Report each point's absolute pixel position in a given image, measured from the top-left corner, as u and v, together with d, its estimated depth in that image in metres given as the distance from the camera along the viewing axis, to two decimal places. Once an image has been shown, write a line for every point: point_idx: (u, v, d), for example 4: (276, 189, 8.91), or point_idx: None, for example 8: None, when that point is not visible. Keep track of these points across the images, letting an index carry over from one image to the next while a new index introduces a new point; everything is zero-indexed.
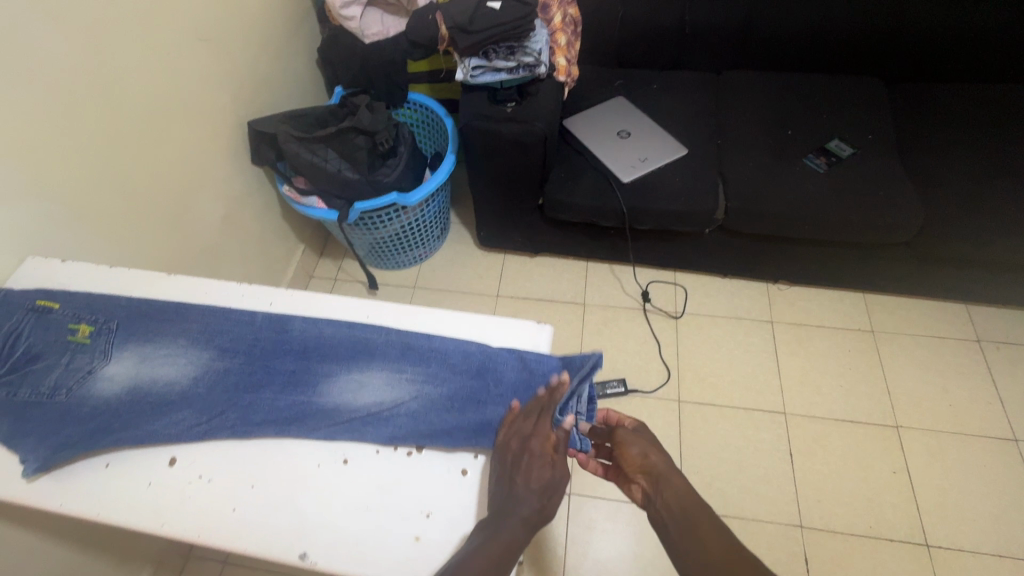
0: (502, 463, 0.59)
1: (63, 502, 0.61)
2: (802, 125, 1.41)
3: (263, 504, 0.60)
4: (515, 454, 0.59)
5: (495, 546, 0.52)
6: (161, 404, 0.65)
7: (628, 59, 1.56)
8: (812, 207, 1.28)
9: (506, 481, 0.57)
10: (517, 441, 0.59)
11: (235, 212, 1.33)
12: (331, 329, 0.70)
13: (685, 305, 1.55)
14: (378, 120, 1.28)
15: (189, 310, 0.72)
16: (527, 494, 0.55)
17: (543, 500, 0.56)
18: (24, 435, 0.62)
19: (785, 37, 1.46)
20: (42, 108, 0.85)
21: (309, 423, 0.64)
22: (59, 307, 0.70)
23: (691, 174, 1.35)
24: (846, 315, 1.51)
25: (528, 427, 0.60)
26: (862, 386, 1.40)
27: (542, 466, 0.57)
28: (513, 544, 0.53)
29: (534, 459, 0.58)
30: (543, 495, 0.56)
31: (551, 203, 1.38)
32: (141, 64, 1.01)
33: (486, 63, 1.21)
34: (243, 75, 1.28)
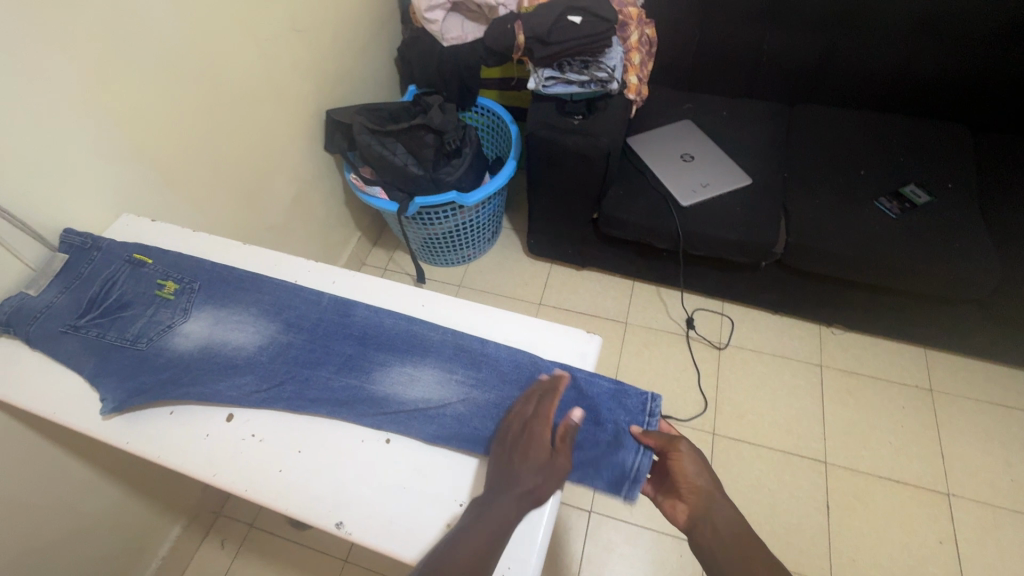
0: (511, 439, 0.61)
1: (129, 440, 0.66)
2: (878, 166, 1.35)
3: (307, 471, 0.62)
4: (523, 434, 0.61)
5: (489, 524, 0.55)
6: (225, 366, 0.69)
7: (699, 83, 1.55)
8: (879, 252, 1.22)
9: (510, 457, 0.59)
10: (528, 421, 0.61)
11: (305, 194, 1.40)
12: (392, 320, 0.72)
13: (730, 336, 1.51)
14: (448, 121, 1.32)
15: (263, 282, 0.76)
16: (527, 472, 0.58)
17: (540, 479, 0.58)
18: (105, 374, 0.68)
19: (867, 74, 1.42)
20: (153, 81, 0.93)
21: (359, 408, 0.65)
22: (152, 263, 0.78)
23: (753, 204, 1.32)
24: (903, 369, 1.43)
25: (540, 409, 0.62)
26: (912, 446, 1.32)
27: (542, 446, 0.59)
28: (507, 522, 0.55)
29: (537, 440, 0.60)
30: (541, 474, 0.58)
31: (606, 219, 1.38)
32: (241, 48, 1.09)
33: (559, 75, 1.24)
34: (327, 66, 1.35)
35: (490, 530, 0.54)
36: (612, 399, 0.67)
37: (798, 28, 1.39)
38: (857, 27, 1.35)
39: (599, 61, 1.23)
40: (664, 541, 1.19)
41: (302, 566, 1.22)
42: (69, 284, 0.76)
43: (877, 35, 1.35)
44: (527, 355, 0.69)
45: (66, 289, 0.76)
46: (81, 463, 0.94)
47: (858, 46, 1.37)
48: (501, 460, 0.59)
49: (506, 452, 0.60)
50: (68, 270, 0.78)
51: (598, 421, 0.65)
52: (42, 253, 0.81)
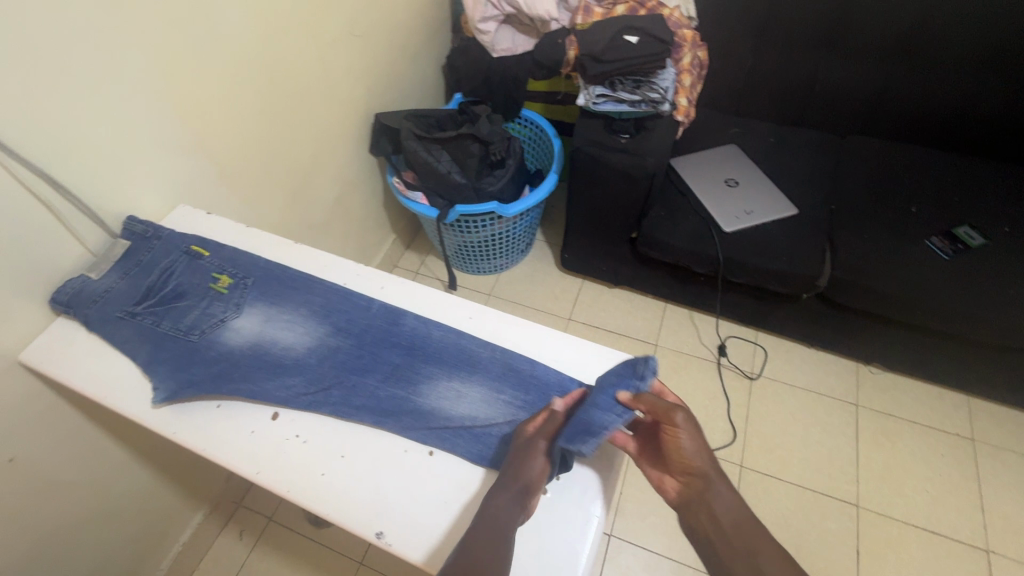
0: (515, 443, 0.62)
1: (175, 430, 0.67)
2: (930, 204, 1.31)
3: (348, 477, 0.63)
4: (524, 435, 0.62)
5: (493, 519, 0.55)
6: (276, 365, 0.71)
7: (747, 108, 1.54)
8: (929, 294, 1.19)
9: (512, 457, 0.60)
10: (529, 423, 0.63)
11: (348, 194, 1.42)
12: (440, 332, 0.73)
13: (763, 367, 1.48)
14: (495, 132, 1.33)
15: (315, 284, 0.78)
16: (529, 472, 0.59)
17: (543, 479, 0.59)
18: (159, 363, 0.70)
19: (924, 110, 1.38)
20: (220, 77, 0.96)
21: (404, 420, 0.66)
22: (208, 256, 0.81)
23: (797, 235, 1.30)
24: (943, 415, 1.38)
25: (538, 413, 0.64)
26: (950, 496, 1.27)
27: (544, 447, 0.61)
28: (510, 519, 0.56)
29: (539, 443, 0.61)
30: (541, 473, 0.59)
31: (645, 239, 1.36)
32: (301, 50, 1.12)
33: (610, 93, 1.22)
34: (380, 71, 1.38)
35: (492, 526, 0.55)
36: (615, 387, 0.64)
37: (855, 59, 1.37)
38: (917, 62, 1.32)
39: (652, 82, 1.22)
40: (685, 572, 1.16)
41: (318, 565, 1.22)
42: (128, 271, 0.80)
43: (937, 70, 1.32)
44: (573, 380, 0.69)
45: (125, 275, 0.79)
46: (119, 444, 0.96)
47: (916, 80, 1.34)
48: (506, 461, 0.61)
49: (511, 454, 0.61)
50: (128, 256, 0.81)
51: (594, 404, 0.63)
52: (101, 239, 0.84)
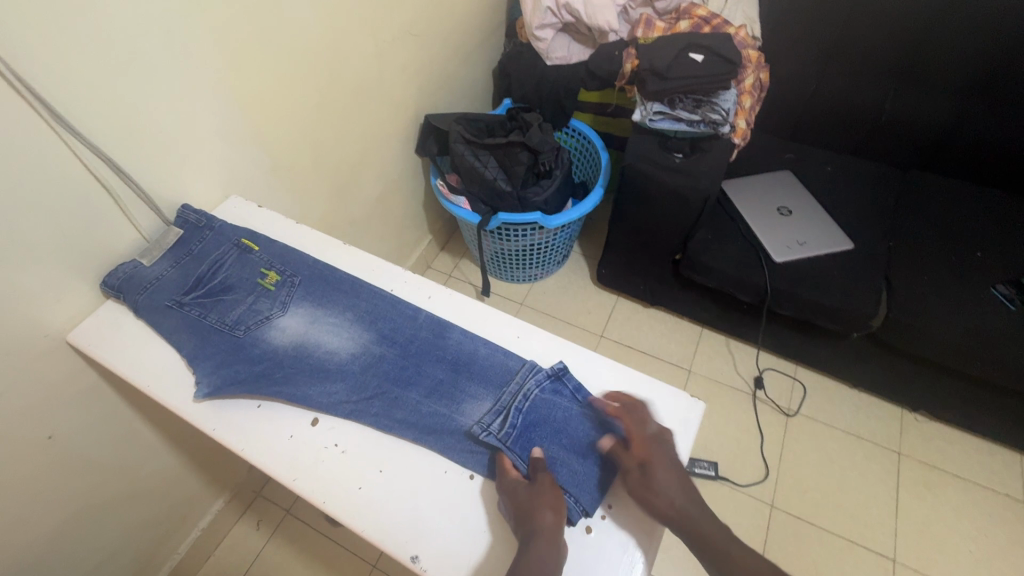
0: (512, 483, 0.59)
1: (215, 427, 0.66)
2: (999, 250, 1.24)
3: (386, 493, 0.61)
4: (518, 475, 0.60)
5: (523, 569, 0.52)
6: (318, 369, 0.69)
7: (804, 134, 1.48)
8: (992, 345, 1.12)
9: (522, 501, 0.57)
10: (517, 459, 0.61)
11: (390, 193, 1.41)
12: (487, 350, 0.70)
13: (800, 404, 1.42)
14: (546, 142, 1.29)
15: (362, 288, 0.77)
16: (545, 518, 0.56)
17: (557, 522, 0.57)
18: (204, 357, 0.70)
19: (997, 151, 1.30)
20: (280, 70, 0.96)
21: (447, 441, 0.64)
22: (258, 250, 0.81)
23: (852, 271, 1.24)
24: (992, 473, 1.31)
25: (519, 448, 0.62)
26: (995, 561, 1.20)
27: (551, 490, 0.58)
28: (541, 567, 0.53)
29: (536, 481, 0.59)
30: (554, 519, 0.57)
31: (690, 262, 1.32)
32: (360, 47, 1.11)
33: (669, 111, 1.21)
34: (433, 71, 1.36)
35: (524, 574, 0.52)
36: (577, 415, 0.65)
37: (926, 92, 1.31)
38: (996, 98, 1.25)
39: (714, 102, 1.19)
40: None
41: (332, 565, 1.21)
42: (179, 260, 0.80)
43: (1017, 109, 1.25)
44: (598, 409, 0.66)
45: (175, 264, 0.79)
46: (152, 426, 0.96)
47: (991, 118, 1.27)
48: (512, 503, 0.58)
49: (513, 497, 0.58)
50: (181, 245, 0.81)
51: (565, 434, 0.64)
52: (155, 225, 0.84)
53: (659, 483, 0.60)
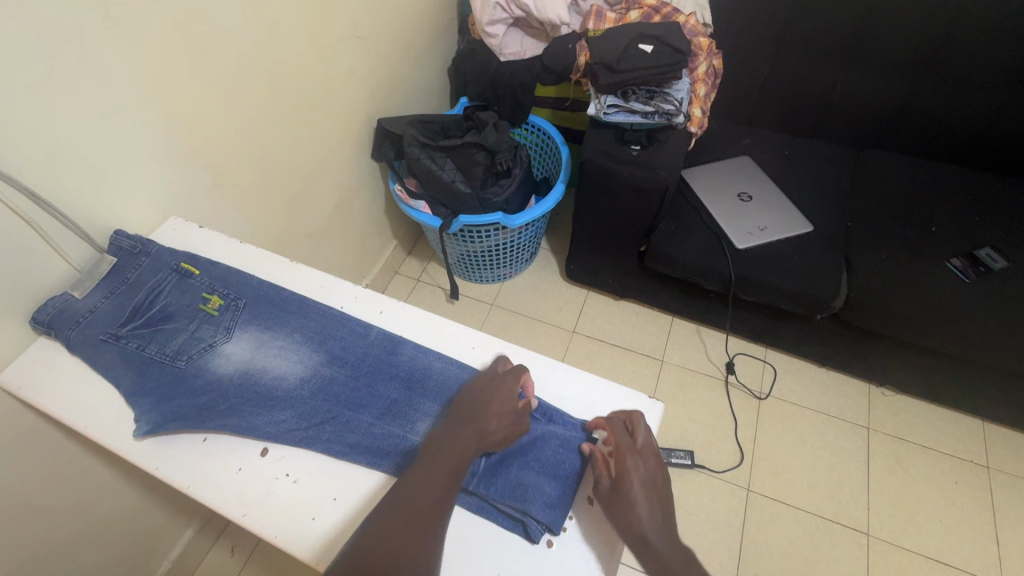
0: (470, 394, 0.66)
1: (159, 466, 0.64)
2: (952, 225, 1.26)
3: (341, 522, 0.60)
4: (482, 387, 0.66)
5: (446, 457, 0.60)
6: (267, 397, 0.68)
7: (761, 118, 1.49)
8: (949, 318, 1.14)
9: (466, 409, 0.64)
10: (487, 376, 0.68)
11: (348, 201, 1.37)
12: (441, 364, 0.71)
13: (771, 386, 1.44)
14: (501, 141, 1.27)
15: (310, 308, 0.76)
16: (488, 417, 0.63)
17: (501, 420, 0.63)
18: (144, 393, 0.68)
19: (945, 127, 1.33)
20: (215, 83, 0.91)
21: (403, 463, 0.63)
22: (199, 274, 0.78)
23: (813, 254, 1.25)
24: (957, 441, 1.34)
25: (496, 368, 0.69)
26: (964, 527, 1.23)
27: (506, 399, 0.65)
28: (466, 452, 0.61)
29: (495, 390, 0.66)
30: (501, 420, 0.63)
31: (655, 254, 1.32)
32: (301, 53, 1.07)
33: (622, 103, 1.19)
34: (383, 73, 1.33)
35: (445, 462, 0.60)
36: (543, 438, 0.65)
37: (876, 71, 1.32)
38: (944, 75, 1.27)
39: (666, 93, 1.19)
40: None
41: None
42: (114, 289, 0.76)
43: (961, 85, 1.27)
44: (562, 425, 0.66)
45: (110, 294, 0.75)
46: (103, 464, 0.92)
47: (939, 95, 1.29)
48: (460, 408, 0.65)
49: (465, 403, 0.65)
50: (116, 273, 0.77)
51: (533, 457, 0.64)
52: (87, 253, 0.79)
53: (632, 496, 0.60)
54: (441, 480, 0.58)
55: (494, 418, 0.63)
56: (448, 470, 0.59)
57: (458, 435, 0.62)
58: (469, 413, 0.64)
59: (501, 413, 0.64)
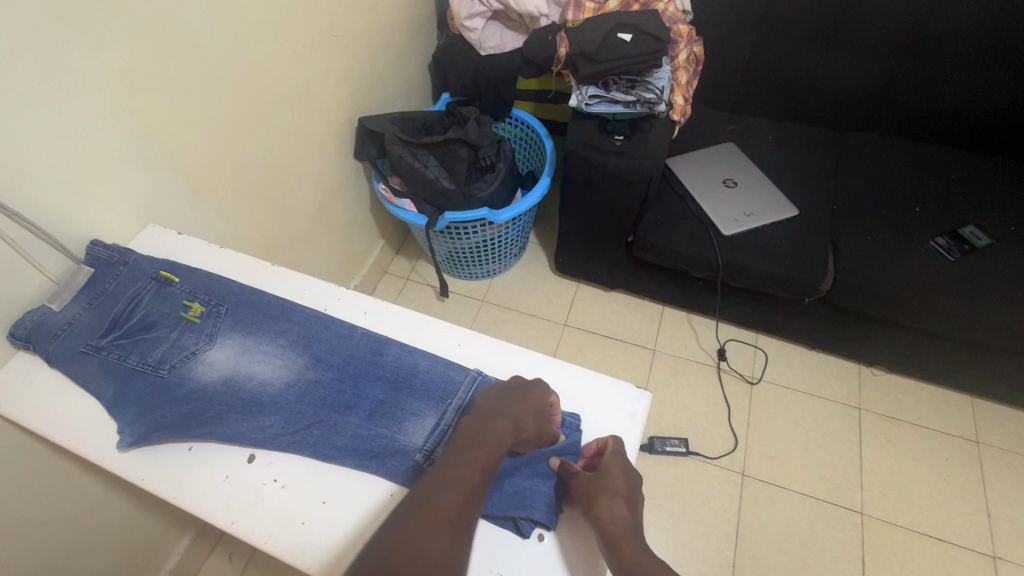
0: (507, 393, 0.64)
1: (144, 477, 0.64)
2: (935, 204, 1.27)
3: (331, 524, 0.60)
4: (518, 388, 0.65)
5: (478, 453, 0.59)
6: (252, 403, 0.68)
7: (744, 104, 1.49)
8: (935, 297, 1.15)
9: (501, 407, 0.63)
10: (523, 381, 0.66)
11: (332, 202, 1.36)
12: (427, 362, 0.70)
13: (763, 370, 1.44)
14: (484, 136, 1.26)
15: (293, 311, 0.76)
16: (524, 414, 0.62)
17: (534, 423, 0.62)
18: (127, 404, 0.67)
19: (925, 106, 1.33)
20: (189, 87, 0.90)
21: (390, 464, 0.63)
22: (179, 281, 0.77)
23: (799, 238, 1.25)
24: (947, 418, 1.36)
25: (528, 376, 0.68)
26: (955, 502, 1.25)
27: (540, 403, 0.64)
28: (498, 448, 0.60)
29: (533, 393, 0.64)
30: (532, 422, 0.62)
31: (642, 244, 1.32)
32: (276, 53, 1.05)
33: (604, 94, 1.18)
34: (361, 71, 1.31)
35: (478, 459, 0.58)
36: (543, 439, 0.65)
37: (856, 53, 1.32)
38: (923, 54, 1.27)
39: (647, 82, 1.18)
40: None
41: None
42: (92, 300, 0.75)
43: (941, 64, 1.27)
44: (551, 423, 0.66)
45: (88, 306, 0.74)
46: (92, 477, 0.91)
47: (919, 74, 1.29)
48: (496, 404, 0.63)
49: (500, 401, 0.63)
50: (93, 284, 0.76)
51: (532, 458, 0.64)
52: (63, 265, 0.78)
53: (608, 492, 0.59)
54: (473, 479, 0.57)
55: (528, 419, 0.62)
56: (480, 468, 0.58)
57: (492, 430, 0.60)
58: (501, 407, 0.63)
59: (534, 414, 0.63)
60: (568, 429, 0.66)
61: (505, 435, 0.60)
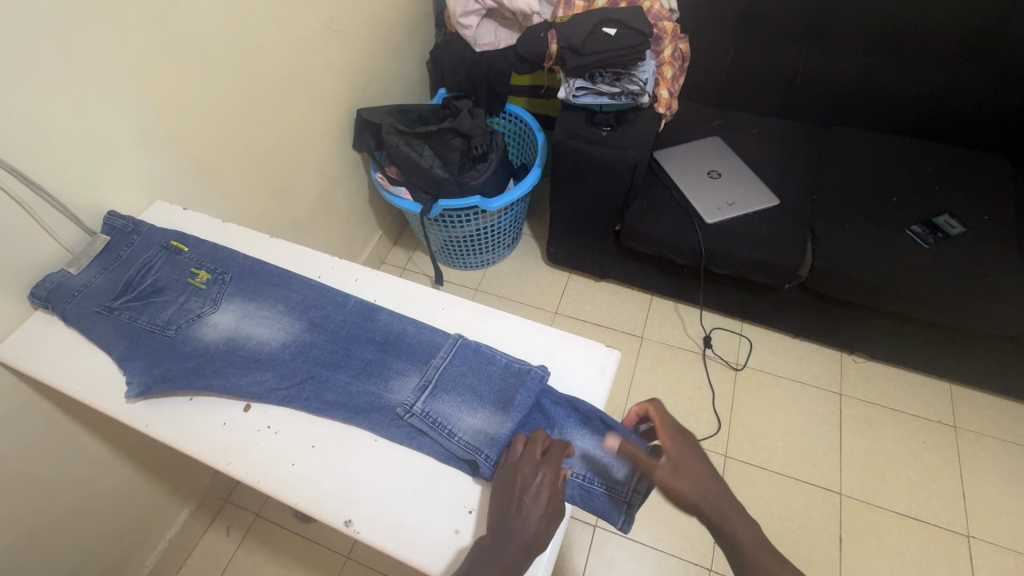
0: (502, 484, 0.60)
1: (148, 423, 0.70)
2: (911, 194, 1.31)
3: (318, 466, 0.65)
4: (519, 478, 0.60)
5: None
6: (250, 360, 0.73)
7: (730, 100, 1.54)
8: (909, 283, 1.19)
9: (502, 514, 0.58)
10: (519, 469, 0.60)
11: (331, 189, 1.42)
12: (415, 328, 0.75)
13: (747, 357, 1.49)
14: (476, 126, 1.31)
15: (292, 280, 0.81)
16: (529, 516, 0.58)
17: (542, 526, 0.58)
18: (135, 358, 0.72)
19: (902, 102, 1.38)
20: (195, 75, 0.95)
21: (376, 417, 0.68)
22: (187, 251, 0.83)
23: (779, 226, 1.30)
24: (927, 403, 1.39)
25: (534, 452, 0.62)
26: (932, 483, 1.28)
27: (543, 496, 0.59)
28: (512, 569, 0.55)
29: (535, 484, 0.59)
30: (543, 520, 0.58)
31: (629, 232, 1.36)
32: (278, 46, 1.11)
33: (590, 86, 1.25)
34: (360, 65, 1.37)
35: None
36: (508, 377, 0.69)
37: (836, 50, 1.37)
38: (898, 50, 1.32)
39: (632, 74, 1.24)
40: (667, 561, 1.18)
41: (304, 559, 1.22)
42: (107, 266, 0.81)
43: (916, 60, 1.32)
44: (513, 367, 0.70)
45: (104, 270, 0.81)
46: (98, 440, 0.97)
47: (897, 70, 1.34)
48: (495, 509, 0.59)
49: (500, 502, 0.59)
50: (108, 251, 0.82)
51: (484, 398, 0.68)
52: (77, 235, 0.84)
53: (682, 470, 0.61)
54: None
55: (535, 523, 0.57)
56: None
57: (503, 546, 0.56)
58: (502, 510, 0.59)
59: (544, 494, 0.59)
60: (535, 380, 0.67)
61: (515, 554, 0.55)
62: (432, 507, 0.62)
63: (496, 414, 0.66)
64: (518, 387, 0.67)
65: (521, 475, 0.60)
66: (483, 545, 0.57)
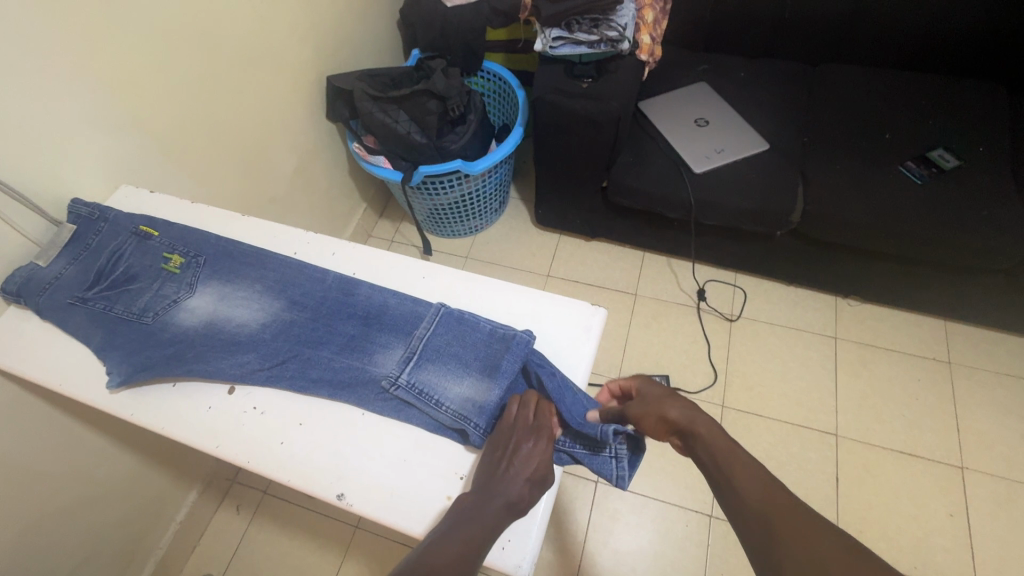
0: (494, 447, 0.60)
1: (133, 413, 0.69)
2: (903, 130, 1.27)
3: (305, 443, 0.65)
4: (511, 440, 0.60)
5: (472, 535, 0.54)
6: (231, 343, 0.72)
7: (715, 43, 1.48)
8: (903, 221, 1.16)
9: (489, 477, 0.58)
10: (513, 432, 0.61)
11: (308, 163, 1.37)
12: (396, 300, 0.73)
13: (742, 307, 1.48)
14: (452, 87, 1.26)
15: (268, 259, 0.79)
16: (511, 481, 0.57)
17: (526, 489, 0.57)
18: (113, 348, 0.71)
19: (895, 32, 1.32)
20: (147, 50, 0.90)
21: (361, 392, 0.67)
22: (158, 235, 0.80)
23: (769, 172, 1.26)
24: (922, 341, 1.40)
25: (526, 416, 0.62)
26: (927, 419, 1.30)
27: (532, 463, 0.58)
28: (492, 529, 0.55)
29: (526, 449, 0.59)
30: (527, 486, 0.58)
31: (617, 188, 1.33)
32: (236, 13, 1.05)
33: (568, 35, 1.18)
34: (325, 28, 1.30)
35: (467, 538, 0.54)
36: (496, 342, 0.68)
37: None
38: None
39: (610, 20, 1.18)
40: (669, 511, 1.21)
41: (314, 532, 1.24)
42: (77, 256, 0.78)
43: None
44: (498, 332, 0.68)
45: (73, 261, 0.78)
46: (93, 432, 0.96)
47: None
48: (482, 472, 0.59)
49: (488, 464, 0.59)
50: (76, 241, 0.80)
51: (470, 366, 0.67)
52: (43, 227, 0.81)
53: (662, 405, 0.65)
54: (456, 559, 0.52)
55: (519, 487, 0.57)
56: (463, 541, 0.53)
57: (486, 507, 0.56)
58: (488, 472, 0.59)
59: (532, 461, 0.59)
60: (521, 344, 0.66)
61: (497, 516, 0.56)
62: (423, 482, 0.62)
63: (485, 379, 0.66)
64: (504, 353, 0.66)
65: (510, 435, 0.60)
66: (464, 506, 0.57)
